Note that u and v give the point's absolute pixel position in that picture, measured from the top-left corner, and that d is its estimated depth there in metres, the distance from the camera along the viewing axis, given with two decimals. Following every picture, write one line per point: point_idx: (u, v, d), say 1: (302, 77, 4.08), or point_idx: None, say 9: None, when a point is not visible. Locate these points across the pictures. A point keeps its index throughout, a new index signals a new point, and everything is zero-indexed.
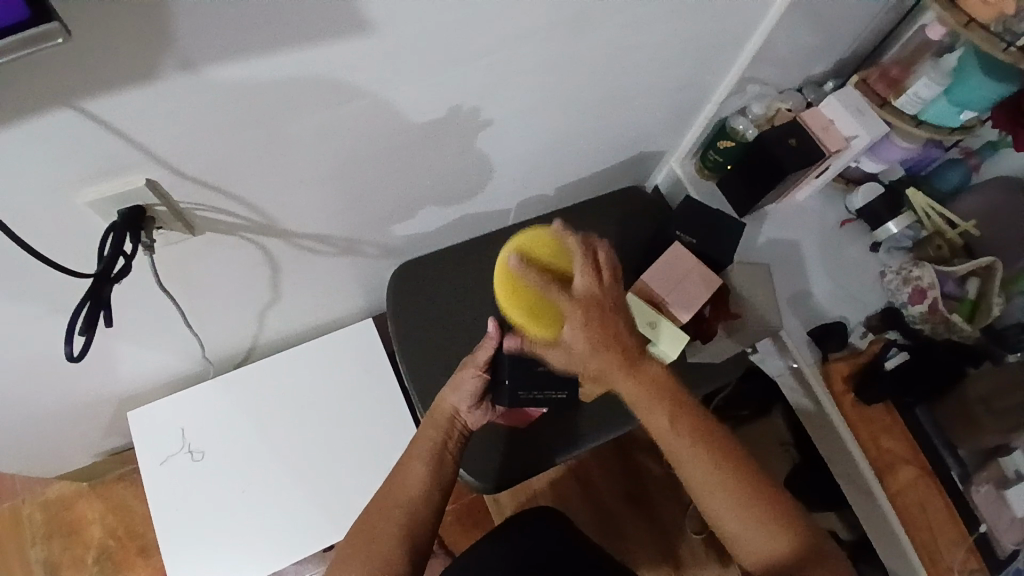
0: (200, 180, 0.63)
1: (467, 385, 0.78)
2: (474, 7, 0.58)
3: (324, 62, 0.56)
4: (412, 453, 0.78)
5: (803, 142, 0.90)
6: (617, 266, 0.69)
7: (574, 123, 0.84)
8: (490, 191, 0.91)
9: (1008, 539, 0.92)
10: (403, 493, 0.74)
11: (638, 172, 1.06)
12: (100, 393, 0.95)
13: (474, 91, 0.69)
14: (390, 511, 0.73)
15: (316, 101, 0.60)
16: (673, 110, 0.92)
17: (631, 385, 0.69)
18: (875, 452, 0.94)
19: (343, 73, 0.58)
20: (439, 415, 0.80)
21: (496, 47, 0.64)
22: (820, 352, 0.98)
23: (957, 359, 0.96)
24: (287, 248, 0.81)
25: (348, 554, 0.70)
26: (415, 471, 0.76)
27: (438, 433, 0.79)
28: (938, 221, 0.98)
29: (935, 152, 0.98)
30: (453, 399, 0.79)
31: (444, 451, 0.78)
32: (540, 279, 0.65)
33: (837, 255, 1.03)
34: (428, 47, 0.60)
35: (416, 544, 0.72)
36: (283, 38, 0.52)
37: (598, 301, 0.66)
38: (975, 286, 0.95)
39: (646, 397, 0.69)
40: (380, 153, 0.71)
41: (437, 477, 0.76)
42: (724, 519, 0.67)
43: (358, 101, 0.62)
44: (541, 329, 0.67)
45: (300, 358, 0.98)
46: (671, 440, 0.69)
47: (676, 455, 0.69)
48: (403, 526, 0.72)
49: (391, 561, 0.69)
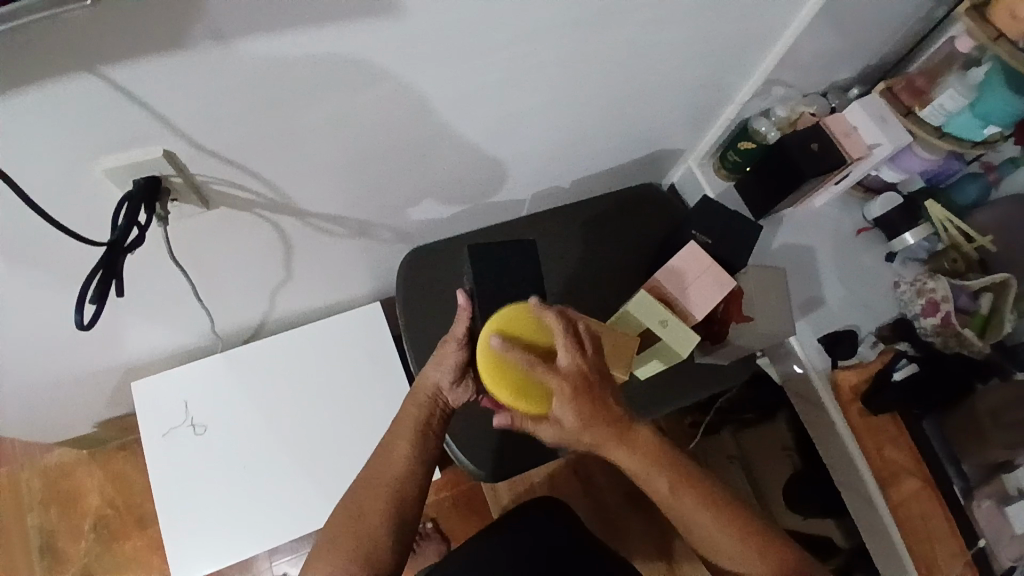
0: (218, 153, 0.62)
1: (449, 361, 0.71)
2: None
3: (348, 40, 0.55)
4: (396, 432, 0.74)
5: (825, 147, 0.88)
6: (598, 337, 0.65)
7: (596, 115, 0.83)
8: (505, 181, 0.90)
9: (1007, 555, 0.91)
10: (390, 475, 0.72)
11: (655, 169, 1.05)
12: (105, 363, 0.94)
13: (500, 79, 0.68)
14: (378, 493, 0.72)
15: (339, 82, 0.59)
16: (695, 108, 0.91)
17: (620, 450, 0.66)
18: (880, 462, 0.92)
19: (371, 56, 0.58)
20: (421, 393, 0.75)
21: (525, 36, 0.63)
22: (830, 359, 0.98)
23: (966, 372, 0.96)
24: (300, 228, 0.80)
25: (333, 538, 0.70)
26: (400, 452, 0.73)
27: (420, 413, 0.74)
28: (956, 234, 0.96)
29: (955, 164, 0.96)
30: (435, 376, 0.74)
31: (427, 429, 0.75)
32: (525, 357, 0.61)
33: (852, 263, 1.02)
34: (454, 32, 0.59)
35: (402, 525, 0.72)
36: (307, 14, 0.51)
37: (585, 375, 0.62)
38: (988, 302, 0.93)
39: (645, 464, 0.67)
40: (399, 137, 0.71)
41: (422, 456, 0.74)
42: (722, 557, 0.71)
43: (383, 85, 0.62)
44: (529, 406, 0.64)
45: (306, 338, 0.98)
46: (666, 495, 0.68)
47: (665, 500, 0.69)
48: (391, 506, 0.71)
49: (377, 542, 0.70)
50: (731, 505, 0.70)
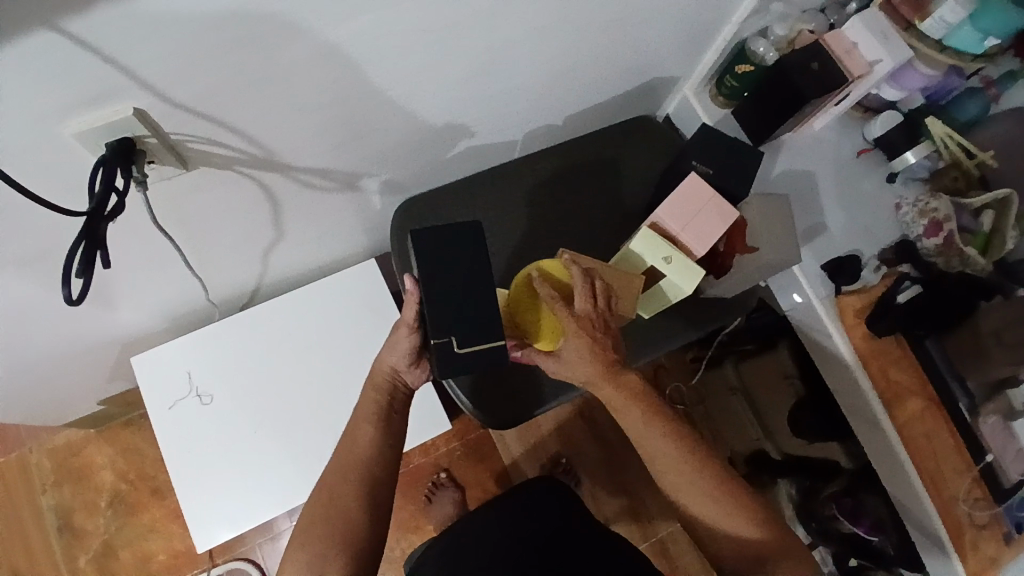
0: (192, 109, 0.58)
1: (401, 346, 0.68)
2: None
3: None
4: (359, 414, 0.74)
5: (826, 65, 0.86)
6: (612, 291, 0.69)
7: (589, 42, 0.79)
8: (497, 121, 0.87)
9: (1014, 470, 0.90)
10: (355, 453, 0.73)
11: (650, 100, 1.02)
12: (102, 339, 0.92)
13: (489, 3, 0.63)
14: (348, 472, 0.72)
15: (317, 18, 0.55)
16: (689, 29, 0.87)
17: (609, 389, 0.70)
18: (883, 383, 0.93)
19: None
20: (379, 376, 0.73)
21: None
22: (833, 286, 0.97)
23: (969, 293, 0.92)
24: (288, 185, 0.76)
25: (309, 519, 0.70)
26: (363, 432, 0.73)
27: (377, 394, 0.74)
28: (957, 150, 0.94)
29: (956, 80, 0.94)
30: (390, 359, 0.71)
31: (390, 409, 0.74)
32: (547, 293, 0.66)
33: (852, 187, 0.99)
34: None
35: (377, 503, 0.72)
36: None
37: (591, 321, 0.67)
38: (989, 220, 0.92)
39: (627, 404, 0.71)
40: (383, 75, 0.66)
41: (388, 435, 0.74)
42: (687, 499, 0.73)
43: (364, 17, 0.57)
44: (543, 340, 0.72)
45: (303, 299, 0.95)
46: (646, 435, 0.72)
47: (643, 439, 0.73)
48: (363, 485, 0.71)
49: (353, 524, 0.69)
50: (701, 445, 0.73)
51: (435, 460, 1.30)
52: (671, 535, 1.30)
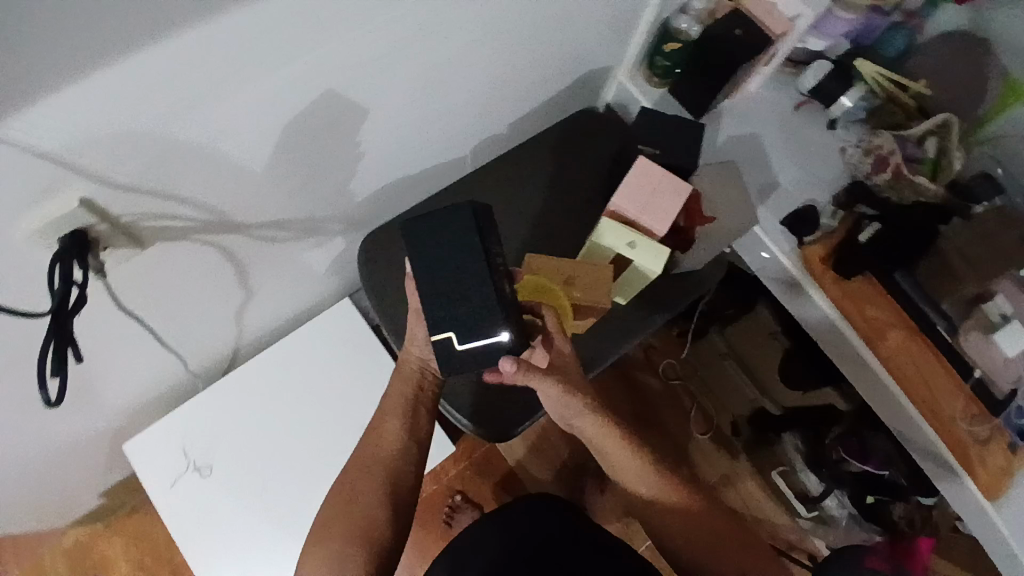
0: (139, 187, 0.58)
1: (420, 337, 0.69)
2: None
3: (248, 28, 0.52)
4: (387, 409, 0.74)
5: (750, 31, 0.88)
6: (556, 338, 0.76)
7: (517, 46, 0.80)
8: (445, 140, 0.88)
9: (1005, 379, 0.92)
10: (382, 450, 0.73)
11: (588, 92, 1.03)
12: (93, 431, 0.91)
13: (414, 27, 0.64)
14: (372, 471, 0.72)
15: (249, 69, 0.55)
16: (613, 17, 0.89)
17: (591, 420, 0.75)
18: (861, 320, 0.94)
19: (275, 29, 0.54)
20: (407, 368, 0.73)
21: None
22: (796, 238, 0.97)
23: (928, 220, 0.94)
24: (248, 244, 0.76)
25: (328, 521, 0.70)
26: (390, 427, 0.74)
27: (406, 387, 0.74)
28: (889, 85, 0.98)
29: (878, 19, 0.98)
30: (417, 352, 0.72)
31: (417, 404, 0.74)
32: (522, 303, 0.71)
33: (799, 140, 1.02)
34: None
35: (400, 505, 0.72)
36: (196, 9, 0.48)
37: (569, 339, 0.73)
38: (934, 145, 0.96)
39: (607, 436, 0.76)
40: (322, 115, 0.67)
41: (414, 432, 0.74)
42: (672, 538, 0.74)
43: (295, 61, 0.58)
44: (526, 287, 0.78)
45: (288, 352, 0.95)
46: (630, 471, 0.76)
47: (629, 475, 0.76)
48: (385, 482, 0.71)
49: (375, 522, 0.69)
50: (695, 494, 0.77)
51: (448, 485, 1.30)
52: None
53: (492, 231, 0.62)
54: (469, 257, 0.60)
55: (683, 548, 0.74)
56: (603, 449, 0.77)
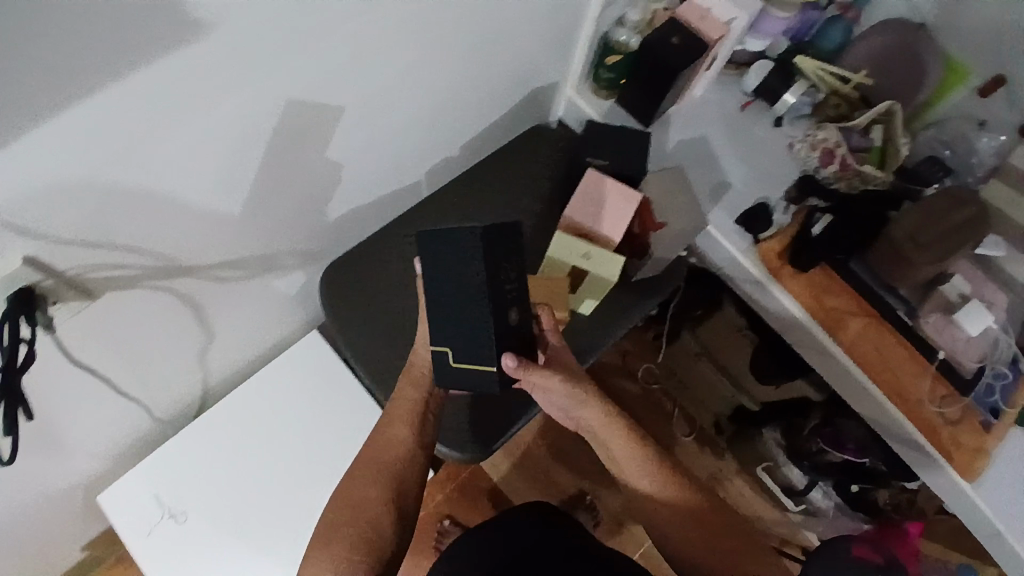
0: (82, 239, 0.58)
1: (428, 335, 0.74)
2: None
3: (177, 74, 0.53)
4: (394, 413, 0.75)
5: (685, 39, 0.90)
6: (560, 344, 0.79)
7: (456, 69, 0.81)
8: (397, 166, 0.89)
9: (969, 358, 0.94)
10: (390, 452, 0.74)
11: (539, 109, 1.05)
12: (65, 485, 0.90)
13: (344, 58, 0.65)
14: (377, 474, 0.72)
15: (176, 116, 0.56)
16: (553, 34, 0.91)
17: (593, 408, 0.76)
18: (821, 311, 0.95)
19: (198, 75, 0.54)
20: (416, 372, 0.77)
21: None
22: (751, 236, 0.98)
23: (878, 207, 0.96)
24: (204, 286, 0.76)
25: (335, 524, 0.70)
26: (398, 432, 0.74)
27: (415, 391, 0.76)
28: (831, 78, 1.00)
29: (813, 14, 1.00)
30: (424, 355, 0.75)
31: (425, 411, 0.76)
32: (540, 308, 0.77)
33: (748, 140, 1.03)
34: (282, 29, 0.57)
35: (405, 508, 0.72)
36: (120, 60, 0.48)
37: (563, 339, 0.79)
38: (880, 133, 0.98)
39: (608, 426, 0.76)
40: (261, 152, 0.67)
41: (422, 438, 0.75)
42: (672, 538, 0.71)
43: (226, 103, 0.59)
44: None
45: (259, 390, 0.95)
46: (631, 466, 0.75)
47: (630, 469, 0.75)
48: (392, 486, 0.72)
49: (377, 524, 0.69)
50: (693, 492, 0.74)
51: (436, 509, 1.29)
52: None
53: (502, 258, 0.67)
54: (464, 276, 0.66)
55: (683, 549, 0.71)
56: (604, 442, 0.77)
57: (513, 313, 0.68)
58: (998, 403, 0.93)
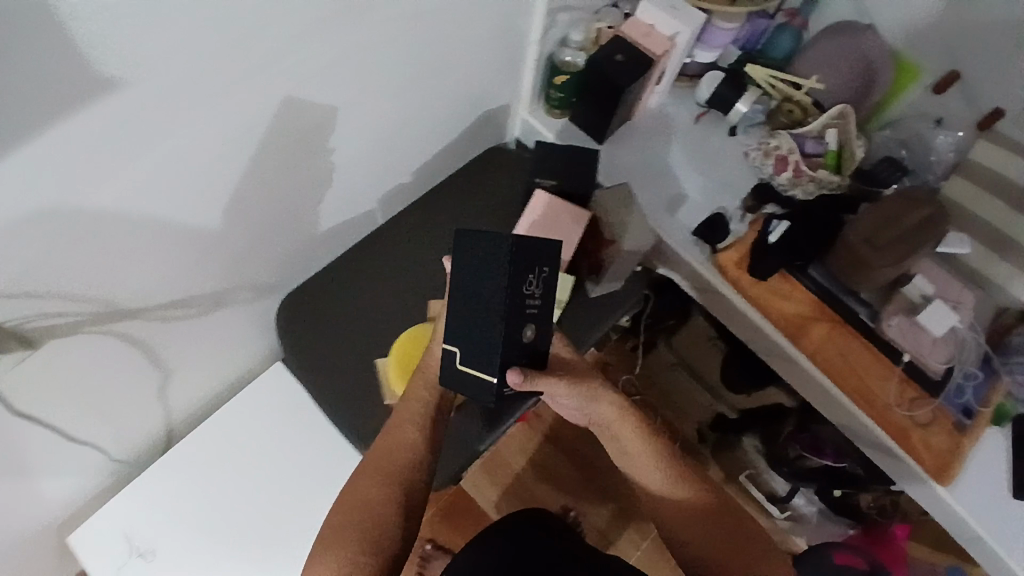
0: (15, 292, 0.59)
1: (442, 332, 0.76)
2: (222, 6, 0.54)
3: (96, 127, 0.53)
4: (401, 412, 0.77)
5: (630, 56, 0.91)
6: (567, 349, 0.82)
7: (397, 99, 0.81)
8: (349, 196, 0.89)
9: (937, 360, 0.93)
10: (397, 451, 0.74)
11: (494, 130, 1.05)
12: (32, 530, 0.90)
13: (275, 99, 0.66)
14: (385, 473, 0.72)
15: (103, 166, 0.56)
16: (498, 58, 0.91)
17: (604, 404, 0.77)
18: (783, 319, 0.95)
19: (118, 126, 0.55)
20: (429, 372, 0.78)
21: (273, 42, 0.61)
22: (708, 246, 0.98)
23: (834, 212, 0.95)
24: (152, 325, 0.77)
25: (340, 520, 0.69)
26: (406, 433, 0.75)
27: (427, 391, 0.77)
28: (782, 87, 1.00)
29: (761, 22, 1.02)
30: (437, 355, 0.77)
31: (433, 412, 0.77)
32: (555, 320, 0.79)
33: (702, 150, 1.04)
34: (203, 77, 0.58)
35: (411, 508, 0.71)
36: (33, 118, 0.49)
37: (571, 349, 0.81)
38: (835, 137, 0.97)
39: (620, 422, 0.77)
40: (198, 194, 0.68)
41: (429, 438, 0.76)
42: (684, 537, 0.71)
43: (152, 150, 0.59)
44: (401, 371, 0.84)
45: (225, 425, 0.95)
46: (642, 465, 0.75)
47: (642, 466, 0.75)
48: (399, 485, 0.72)
49: (383, 521, 0.69)
50: (706, 492, 0.73)
51: (419, 536, 1.28)
52: None
53: (527, 268, 0.61)
54: (493, 284, 0.61)
55: (696, 549, 0.69)
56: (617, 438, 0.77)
57: (529, 330, 0.65)
58: (969, 403, 0.93)
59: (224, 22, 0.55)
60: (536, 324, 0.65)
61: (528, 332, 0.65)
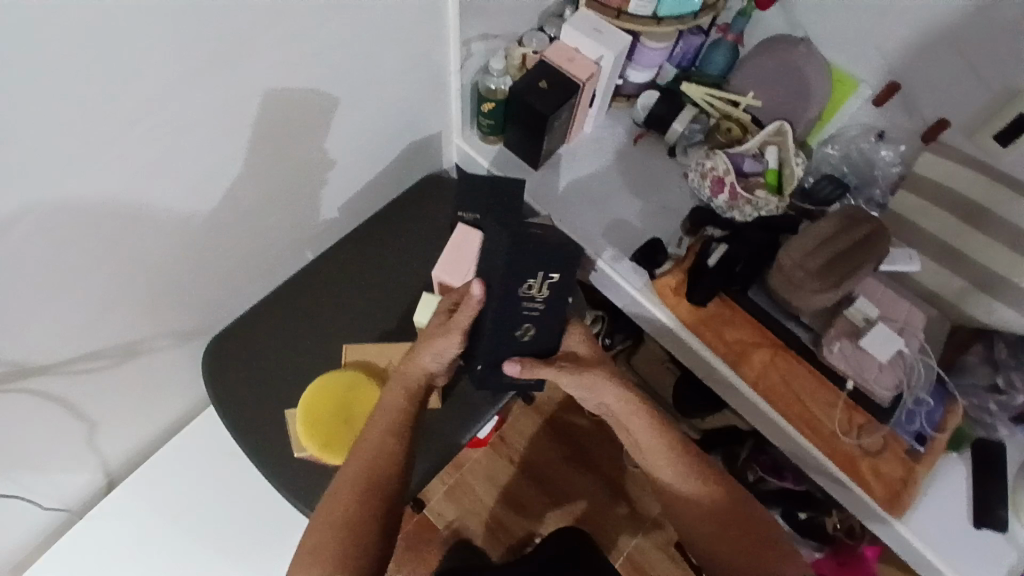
0: None
1: (440, 346, 0.74)
2: (87, 88, 0.54)
3: None
4: (378, 416, 0.74)
5: (553, 82, 0.90)
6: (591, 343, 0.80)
7: (308, 146, 0.81)
8: (273, 238, 0.89)
9: (884, 387, 0.87)
10: (374, 460, 0.71)
11: (428, 159, 1.04)
12: None
13: (170, 159, 0.65)
14: (364, 485, 0.69)
15: None
16: (420, 92, 0.90)
17: (613, 399, 0.77)
18: (724, 346, 0.93)
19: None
20: (410, 377, 0.76)
21: (153, 110, 0.60)
22: (646, 272, 0.96)
23: (772, 236, 0.91)
24: (69, 379, 0.77)
25: (320, 537, 0.66)
26: (387, 442, 0.72)
27: (406, 399, 0.75)
28: (719, 104, 0.98)
29: (693, 39, 1.00)
30: (424, 362, 0.76)
31: (411, 417, 0.75)
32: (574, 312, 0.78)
33: (640, 173, 1.02)
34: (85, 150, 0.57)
35: (387, 522, 0.69)
36: None
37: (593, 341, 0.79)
38: (773, 154, 0.94)
39: (634, 418, 0.77)
40: (100, 255, 0.67)
41: (410, 446, 0.73)
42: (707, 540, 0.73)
43: (39, 220, 0.59)
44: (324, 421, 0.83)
45: (163, 466, 0.96)
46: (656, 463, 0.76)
47: (657, 463, 0.76)
48: (379, 497, 0.69)
49: (362, 537, 0.66)
50: (723, 495, 0.75)
51: None
52: (636, 548, 1.30)
53: (525, 271, 0.68)
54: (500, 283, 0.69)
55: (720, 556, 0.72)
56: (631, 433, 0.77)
57: (526, 329, 0.72)
58: (921, 428, 0.89)
59: (98, 97, 0.55)
60: (534, 327, 0.72)
61: (524, 332, 0.72)
